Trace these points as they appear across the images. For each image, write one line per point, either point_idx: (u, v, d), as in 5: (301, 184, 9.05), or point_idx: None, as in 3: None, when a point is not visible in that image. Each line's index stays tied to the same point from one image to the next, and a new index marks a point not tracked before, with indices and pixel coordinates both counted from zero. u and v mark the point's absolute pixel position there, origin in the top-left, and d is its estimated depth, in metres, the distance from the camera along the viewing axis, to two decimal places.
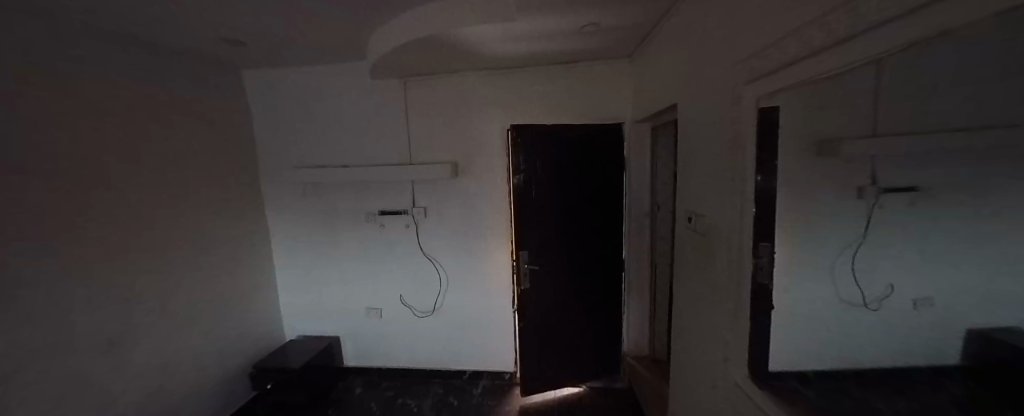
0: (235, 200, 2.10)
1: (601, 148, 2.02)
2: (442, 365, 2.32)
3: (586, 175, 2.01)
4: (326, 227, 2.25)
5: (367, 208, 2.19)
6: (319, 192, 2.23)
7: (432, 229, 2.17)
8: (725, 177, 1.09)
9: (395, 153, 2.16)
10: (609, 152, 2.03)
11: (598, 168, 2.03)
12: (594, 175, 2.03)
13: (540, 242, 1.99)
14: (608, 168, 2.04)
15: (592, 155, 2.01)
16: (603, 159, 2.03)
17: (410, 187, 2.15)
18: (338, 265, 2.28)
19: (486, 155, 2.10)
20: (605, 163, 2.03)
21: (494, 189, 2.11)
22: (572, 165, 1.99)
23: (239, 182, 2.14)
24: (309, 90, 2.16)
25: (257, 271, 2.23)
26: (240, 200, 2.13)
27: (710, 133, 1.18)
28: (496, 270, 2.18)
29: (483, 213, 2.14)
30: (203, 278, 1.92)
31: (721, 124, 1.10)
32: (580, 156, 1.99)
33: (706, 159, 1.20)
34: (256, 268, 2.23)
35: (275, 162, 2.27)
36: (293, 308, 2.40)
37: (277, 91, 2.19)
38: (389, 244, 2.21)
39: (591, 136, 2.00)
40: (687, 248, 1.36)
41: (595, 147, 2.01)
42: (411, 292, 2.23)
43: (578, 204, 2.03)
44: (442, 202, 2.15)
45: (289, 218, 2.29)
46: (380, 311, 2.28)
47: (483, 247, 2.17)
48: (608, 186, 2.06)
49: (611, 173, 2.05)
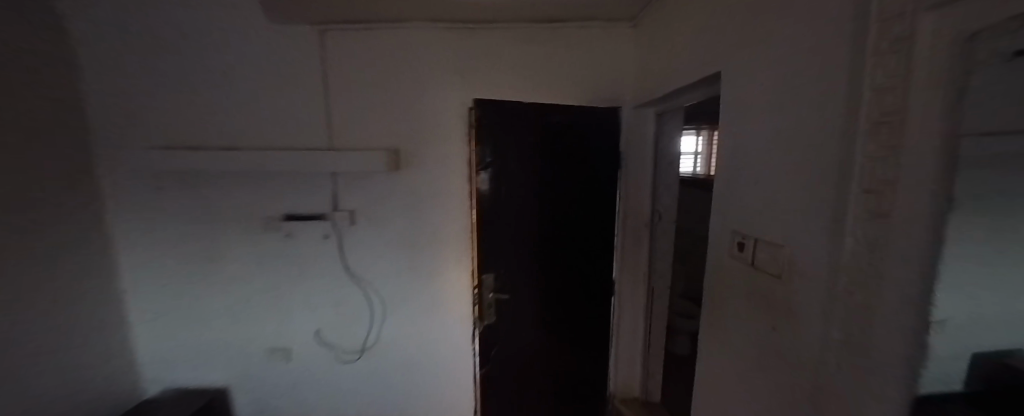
0: (52, 198, 1.32)
1: (590, 140, 1.54)
2: None
3: (570, 174, 1.53)
4: (203, 237, 1.55)
5: (266, 210, 1.53)
6: (193, 186, 1.52)
7: (362, 241, 1.58)
8: (817, 189, 0.63)
9: (308, 134, 1.52)
10: (601, 145, 1.57)
11: (586, 166, 1.56)
12: (581, 176, 1.55)
13: (510, 263, 1.49)
14: (597, 167, 1.58)
15: (580, 150, 1.53)
16: (591, 155, 1.56)
17: (330, 183, 1.53)
18: (224, 291, 1.59)
19: (442, 142, 1.54)
20: (594, 159, 1.56)
21: (450, 189, 1.56)
22: (553, 161, 1.49)
23: (62, 168, 1.36)
24: (173, 32, 1.44)
25: (90, 305, 1.46)
26: (58, 197, 1.34)
27: (780, 114, 0.72)
28: (451, 297, 1.64)
29: (432, 222, 1.58)
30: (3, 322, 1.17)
31: (812, 98, 0.64)
32: (564, 149, 1.50)
33: (770, 157, 0.75)
34: (85, 301, 1.44)
35: (116, 138, 1.49)
36: (155, 353, 1.66)
37: (116, 29, 1.41)
38: (303, 262, 1.58)
39: (580, 124, 1.51)
40: (730, 289, 0.91)
41: (582, 140, 1.53)
42: (333, 327, 1.63)
43: (560, 213, 1.55)
44: (378, 204, 1.56)
45: (142, 224, 1.55)
46: (287, 353, 1.64)
47: (433, 266, 1.62)
48: (596, 191, 1.60)
49: (602, 174, 1.59)
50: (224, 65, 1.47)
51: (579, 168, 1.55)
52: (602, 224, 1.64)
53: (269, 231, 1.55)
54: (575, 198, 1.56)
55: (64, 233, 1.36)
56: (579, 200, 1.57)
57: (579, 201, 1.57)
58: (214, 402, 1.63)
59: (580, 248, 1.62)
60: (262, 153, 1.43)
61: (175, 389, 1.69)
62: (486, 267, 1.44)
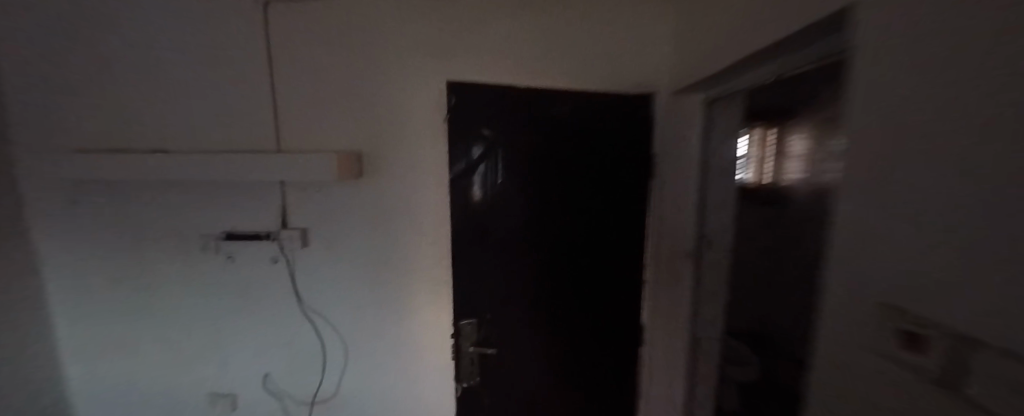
0: None
1: (609, 143, 1.14)
2: None
3: (582, 189, 1.14)
4: (128, 259, 1.26)
5: (202, 227, 1.25)
6: (113, 196, 1.23)
7: (316, 267, 1.26)
8: None
9: (251, 134, 1.23)
10: (624, 150, 1.16)
11: (605, 179, 1.16)
12: (598, 191, 1.16)
13: (500, 307, 1.12)
14: (619, 179, 1.17)
15: (597, 156, 1.14)
16: (612, 163, 1.15)
17: (278, 194, 1.22)
18: (155, 324, 1.30)
19: (417, 145, 1.20)
20: (615, 169, 1.16)
21: (425, 205, 1.22)
22: (559, 172, 1.12)
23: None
24: (87, 6, 1.15)
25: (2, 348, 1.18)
26: None
27: None
28: (429, 339, 1.30)
29: (404, 246, 1.25)
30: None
31: None
32: (575, 156, 1.12)
33: None
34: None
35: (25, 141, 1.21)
36: (79, 400, 1.37)
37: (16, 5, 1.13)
38: (246, 292, 1.28)
39: (596, 122, 1.12)
40: None
41: (600, 143, 1.13)
42: (282, 371, 1.32)
43: (569, 241, 1.16)
44: (336, 220, 1.24)
45: (59, 244, 1.25)
46: (231, 401, 1.34)
47: (405, 300, 1.28)
48: (617, 211, 1.19)
49: (625, 188, 1.19)
50: (145, 48, 1.17)
51: (594, 181, 1.15)
52: (627, 255, 1.24)
53: (205, 253, 1.26)
54: (589, 221, 1.17)
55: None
56: (594, 224, 1.17)
57: (593, 225, 1.17)
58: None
59: (592, 286, 1.21)
60: (192, 157, 1.15)
61: None
62: (464, 312, 1.10)
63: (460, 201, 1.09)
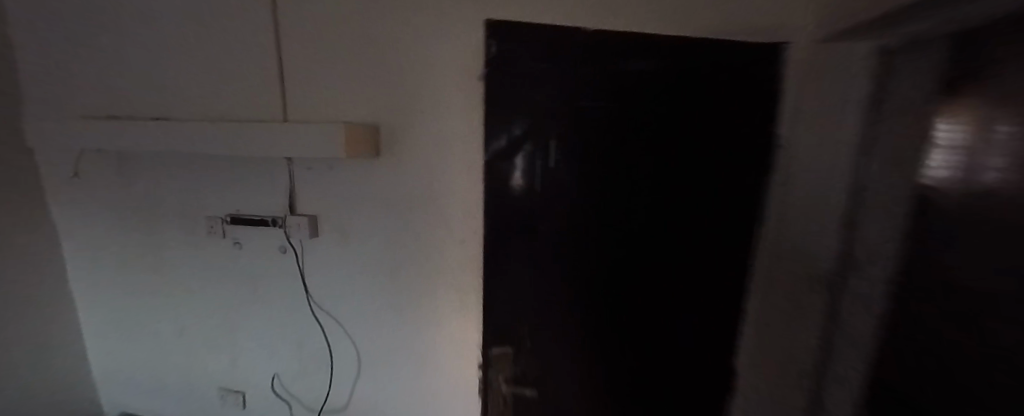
0: None
1: (710, 118, 0.79)
2: None
3: (664, 183, 0.82)
4: (141, 239, 1.18)
5: (209, 207, 1.11)
6: (122, 171, 1.13)
7: (326, 260, 1.07)
8: None
9: (257, 101, 1.04)
10: (732, 129, 0.80)
11: (699, 169, 0.81)
12: (685, 187, 0.82)
13: (541, 333, 0.86)
14: (720, 169, 0.82)
15: (688, 137, 0.80)
16: (711, 147, 0.81)
17: (285, 173, 1.04)
18: (167, 309, 1.21)
19: (445, 117, 0.94)
20: (715, 156, 0.81)
21: (454, 194, 0.97)
22: (633, 158, 0.80)
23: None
24: None
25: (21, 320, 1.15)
26: None
27: None
28: (453, 355, 1.08)
29: (428, 243, 1.01)
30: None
31: None
32: (658, 137, 0.79)
33: None
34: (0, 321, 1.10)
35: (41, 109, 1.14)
36: (108, 377, 1.35)
37: None
38: (254, 283, 1.14)
39: (692, 86, 0.77)
40: None
41: (696, 119, 0.79)
42: (293, 373, 1.17)
43: (639, 254, 0.85)
44: (348, 207, 1.03)
45: (76, 217, 1.20)
46: (241, 398, 1.22)
47: (426, 308, 1.06)
48: (712, 216, 0.85)
49: (728, 183, 0.83)
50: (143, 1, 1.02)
51: (682, 172, 0.81)
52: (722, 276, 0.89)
53: (212, 237, 1.12)
54: (670, 228, 0.84)
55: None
56: (678, 231, 0.84)
57: (677, 233, 0.84)
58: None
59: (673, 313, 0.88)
60: (189, 127, 0.99)
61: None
62: (495, 335, 0.87)
63: (495, 194, 0.83)
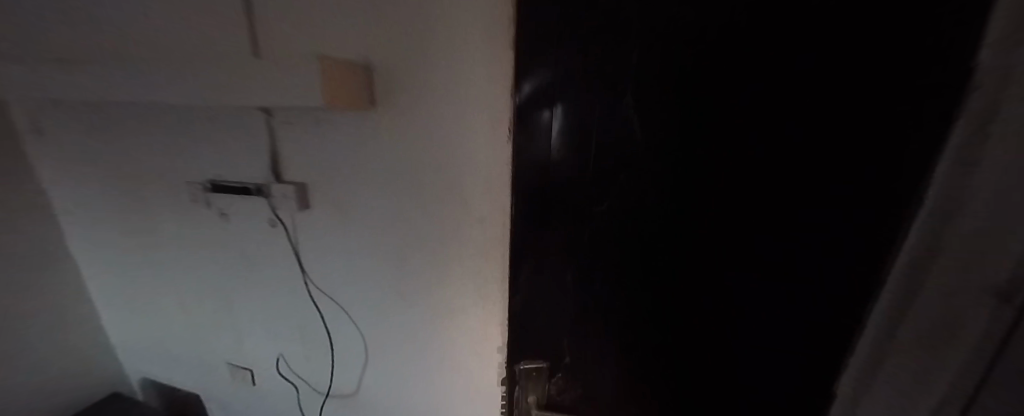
0: None
1: (852, 92, 0.41)
2: None
3: (720, 203, 0.50)
4: (127, 205, 1.05)
5: (189, 171, 0.95)
6: (94, 127, 0.98)
7: (321, 237, 0.90)
8: None
9: (221, 34, 0.80)
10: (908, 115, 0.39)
11: (790, 185, 0.46)
12: (756, 210, 0.49)
13: (584, 350, 0.63)
14: (850, 187, 0.44)
15: (781, 126, 0.44)
16: (842, 131, 0.42)
17: (264, 130, 0.84)
18: (166, 281, 1.12)
19: (458, 54, 0.68)
20: (838, 161, 0.44)
21: (470, 162, 0.74)
22: (675, 149, 0.49)
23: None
24: None
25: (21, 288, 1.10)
26: None
27: None
28: (468, 352, 0.91)
29: (439, 223, 0.81)
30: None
31: None
32: (727, 123, 0.46)
33: None
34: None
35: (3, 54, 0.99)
36: (124, 342, 1.32)
37: None
38: (246, 258, 1.00)
39: (820, 29, 0.40)
40: None
41: (811, 94, 0.42)
42: (298, 355, 1.07)
43: (669, 300, 0.56)
44: (341, 174, 0.83)
45: (61, 178, 1.09)
46: (249, 375, 1.15)
47: (437, 296, 0.88)
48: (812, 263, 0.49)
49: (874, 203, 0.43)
50: None
51: (757, 187, 0.48)
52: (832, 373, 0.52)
53: (196, 204, 0.97)
54: (716, 270, 0.53)
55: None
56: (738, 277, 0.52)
57: (732, 282, 0.53)
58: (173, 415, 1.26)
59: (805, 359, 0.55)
60: (144, 71, 0.79)
61: (151, 384, 1.36)
62: (527, 344, 0.65)
63: (528, 157, 0.56)
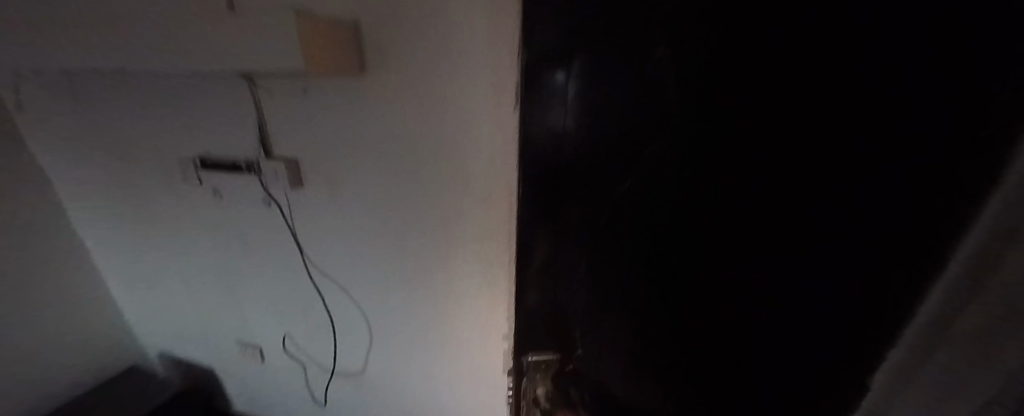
0: None
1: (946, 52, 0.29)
2: None
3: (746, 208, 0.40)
4: (121, 183, 1.02)
5: (177, 147, 0.89)
6: (79, 101, 0.93)
7: (317, 216, 0.85)
8: None
9: None
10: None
11: (836, 185, 0.36)
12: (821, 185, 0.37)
13: (602, 347, 0.53)
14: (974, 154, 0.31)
15: (840, 108, 0.33)
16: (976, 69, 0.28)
17: (249, 101, 0.77)
18: (168, 260, 1.11)
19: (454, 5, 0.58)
20: (912, 157, 0.33)
21: (471, 135, 0.66)
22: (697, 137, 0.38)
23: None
24: None
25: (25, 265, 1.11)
26: None
27: None
28: (473, 336, 0.87)
29: (440, 201, 0.75)
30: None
31: None
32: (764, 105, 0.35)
33: None
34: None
35: None
36: (138, 318, 1.34)
37: None
38: (243, 238, 0.96)
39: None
40: None
41: (893, 64, 0.31)
42: (303, 334, 1.06)
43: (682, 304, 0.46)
44: (334, 148, 0.76)
45: (57, 155, 1.06)
46: (257, 352, 1.16)
47: (440, 279, 0.83)
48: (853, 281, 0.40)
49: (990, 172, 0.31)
50: None
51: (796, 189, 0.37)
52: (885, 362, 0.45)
53: (189, 182, 0.93)
54: (734, 287, 0.44)
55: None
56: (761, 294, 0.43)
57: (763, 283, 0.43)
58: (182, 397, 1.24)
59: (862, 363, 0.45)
60: (101, 32, 0.71)
61: (167, 358, 1.39)
62: (535, 336, 0.55)
63: (542, 128, 0.42)
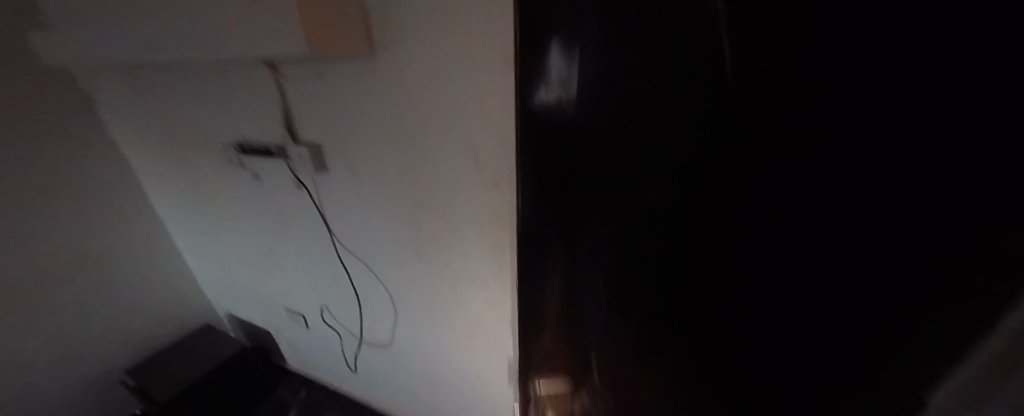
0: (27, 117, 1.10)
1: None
2: (398, 411, 1.33)
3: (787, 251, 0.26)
4: (182, 167, 1.15)
5: (221, 134, 0.97)
6: (143, 93, 1.04)
7: (342, 199, 0.89)
8: None
9: None
10: None
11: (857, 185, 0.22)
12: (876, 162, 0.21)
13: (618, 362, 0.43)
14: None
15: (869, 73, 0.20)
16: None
17: (276, 89, 0.79)
18: (224, 235, 1.24)
19: None
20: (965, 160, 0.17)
21: (484, 120, 0.63)
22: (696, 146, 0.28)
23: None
24: None
25: (117, 234, 1.35)
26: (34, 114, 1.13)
27: None
28: (488, 318, 0.87)
29: (454, 188, 0.74)
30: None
31: None
32: (770, 85, 0.23)
33: None
34: (80, 227, 1.24)
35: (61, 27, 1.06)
36: (209, 284, 1.55)
37: None
38: (282, 217, 1.04)
39: None
40: None
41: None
42: (337, 306, 1.14)
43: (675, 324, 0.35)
44: (353, 134, 0.77)
45: (137, 141, 1.21)
46: (302, 319, 1.28)
47: (456, 262, 0.84)
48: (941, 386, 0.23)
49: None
50: None
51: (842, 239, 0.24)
52: None
53: (232, 164, 1.01)
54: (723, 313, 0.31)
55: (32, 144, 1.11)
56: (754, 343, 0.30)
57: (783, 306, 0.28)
58: (242, 356, 1.42)
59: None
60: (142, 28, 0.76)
61: (234, 318, 1.60)
62: (544, 323, 0.50)
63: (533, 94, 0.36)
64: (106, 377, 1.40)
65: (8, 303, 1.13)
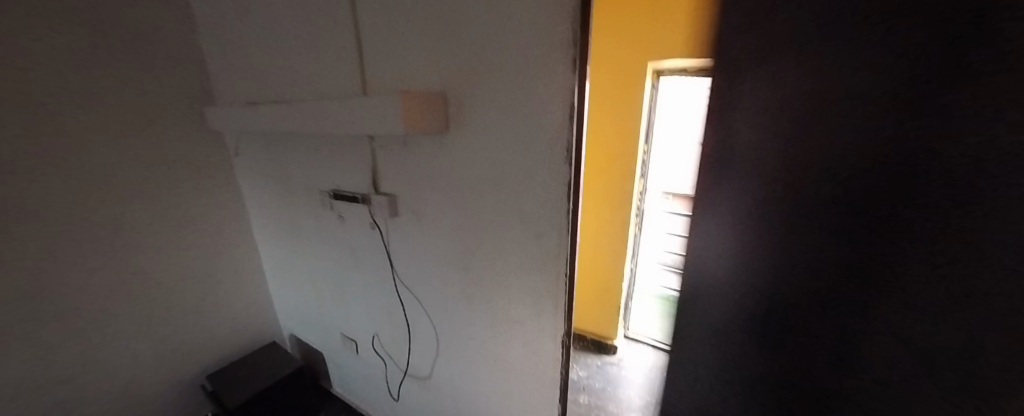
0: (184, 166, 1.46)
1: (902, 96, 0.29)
2: None
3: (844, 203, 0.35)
4: (284, 206, 1.43)
5: (320, 183, 1.23)
6: (269, 151, 1.37)
7: (406, 240, 1.06)
8: None
9: (336, 75, 1.00)
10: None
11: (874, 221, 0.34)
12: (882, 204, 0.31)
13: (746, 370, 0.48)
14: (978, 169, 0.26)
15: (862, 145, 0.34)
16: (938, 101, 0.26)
17: (369, 152, 1.02)
18: (303, 263, 1.47)
19: (520, 81, 0.71)
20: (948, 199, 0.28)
21: (530, 183, 0.77)
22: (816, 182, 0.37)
23: (173, 125, 1.42)
24: None
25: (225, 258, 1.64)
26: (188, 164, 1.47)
27: None
28: (523, 358, 0.94)
29: (501, 236, 0.87)
30: (126, 261, 1.38)
31: None
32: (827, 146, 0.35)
33: None
34: (201, 249, 1.57)
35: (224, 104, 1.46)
36: (282, 305, 1.78)
37: None
38: (353, 252, 1.24)
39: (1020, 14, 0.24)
40: None
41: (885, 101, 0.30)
42: (388, 336, 1.27)
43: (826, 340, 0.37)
44: (423, 188, 0.96)
45: (255, 184, 1.55)
46: (354, 345, 1.42)
47: (497, 302, 0.94)
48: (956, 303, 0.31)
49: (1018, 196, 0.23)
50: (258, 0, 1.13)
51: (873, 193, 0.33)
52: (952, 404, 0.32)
53: (323, 207, 1.26)
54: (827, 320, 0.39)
55: (185, 184, 1.49)
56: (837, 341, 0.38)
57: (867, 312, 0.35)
58: (298, 374, 1.58)
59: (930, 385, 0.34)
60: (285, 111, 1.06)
61: (295, 339, 1.79)
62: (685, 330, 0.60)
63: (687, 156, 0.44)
64: (190, 381, 1.63)
65: (143, 306, 1.44)
